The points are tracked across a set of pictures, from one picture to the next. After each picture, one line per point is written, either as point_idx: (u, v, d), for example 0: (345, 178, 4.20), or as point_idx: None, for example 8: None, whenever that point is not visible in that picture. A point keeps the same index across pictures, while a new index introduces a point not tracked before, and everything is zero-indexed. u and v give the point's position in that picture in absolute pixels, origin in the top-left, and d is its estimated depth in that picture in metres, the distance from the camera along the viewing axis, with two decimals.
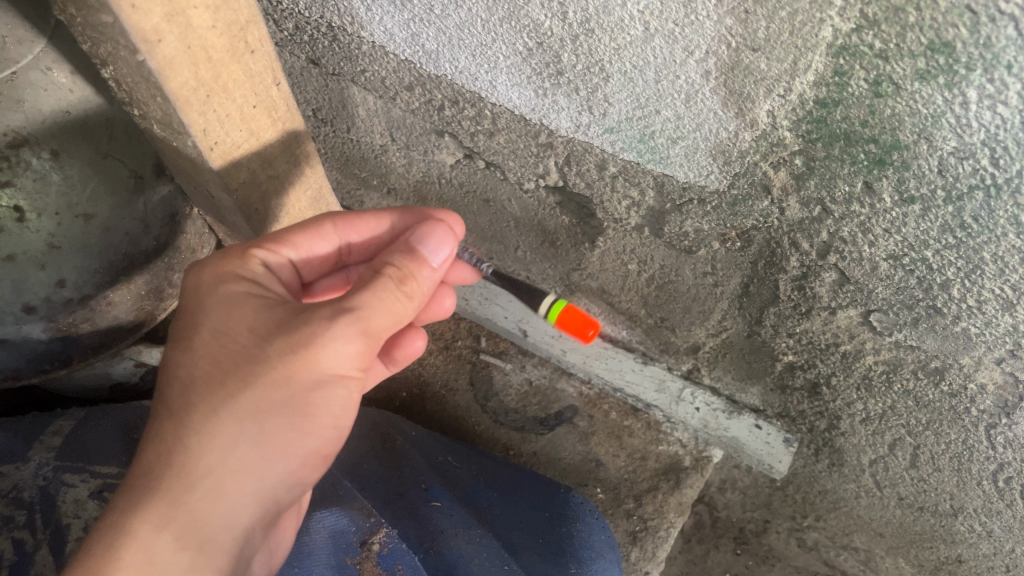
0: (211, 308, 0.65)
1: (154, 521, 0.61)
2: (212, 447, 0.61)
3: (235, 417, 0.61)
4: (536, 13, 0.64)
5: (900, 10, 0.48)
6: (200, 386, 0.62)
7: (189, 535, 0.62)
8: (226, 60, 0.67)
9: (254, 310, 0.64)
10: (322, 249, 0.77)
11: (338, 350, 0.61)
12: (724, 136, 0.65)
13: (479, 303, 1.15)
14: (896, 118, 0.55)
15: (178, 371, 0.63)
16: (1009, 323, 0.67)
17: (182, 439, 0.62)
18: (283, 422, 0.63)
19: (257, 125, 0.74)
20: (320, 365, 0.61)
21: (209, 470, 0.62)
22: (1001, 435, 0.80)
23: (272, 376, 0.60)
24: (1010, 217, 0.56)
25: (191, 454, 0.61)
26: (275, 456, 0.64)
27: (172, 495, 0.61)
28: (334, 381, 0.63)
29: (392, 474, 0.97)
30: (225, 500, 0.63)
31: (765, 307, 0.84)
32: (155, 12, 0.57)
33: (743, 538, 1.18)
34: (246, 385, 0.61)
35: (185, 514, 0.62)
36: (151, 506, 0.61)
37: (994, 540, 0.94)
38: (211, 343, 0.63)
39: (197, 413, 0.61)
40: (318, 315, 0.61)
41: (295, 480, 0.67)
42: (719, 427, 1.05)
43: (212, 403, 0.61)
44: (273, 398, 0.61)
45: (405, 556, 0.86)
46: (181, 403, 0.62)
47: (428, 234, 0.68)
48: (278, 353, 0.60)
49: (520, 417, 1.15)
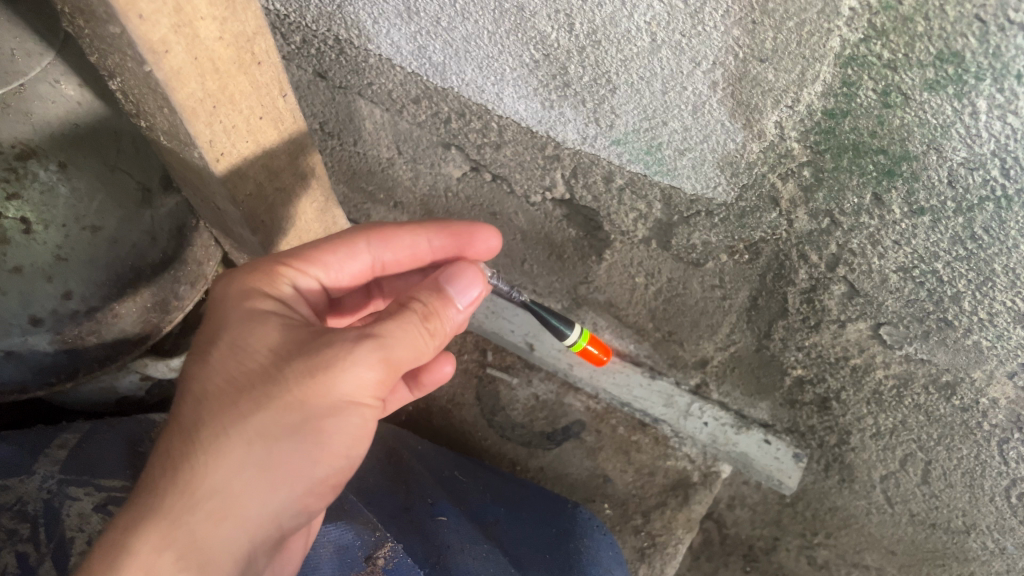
0: (232, 324, 0.64)
1: (153, 541, 0.60)
2: (221, 466, 0.60)
3: (244, 438, 0.60)
4: (542, 24, 0.64)
5: (909, 19, 0.48)
6: (213, 403, 0.61)
7: (189, 557, 0.61)
8: (232, 71, 0.66)
9: (274, 328, 0.64)
10: (353, 266, 0.76)
11: (357, 376, 0.60)
12: (732, 147, 0.65)
13: (486, 317, 1.13)
14: (905, 129, 0.55)
15: (193, 385, 0.63)
16: (1022, 336, 0.66)
17: (187, 457, 0.61)
18: (295, 445, 0.62)
19: (263, 136, 0.74)
20: (338, 390, 0.60)
21: (215, 489, 0.61)
22: (1013, 450, 0.79)
23: (287, 398, 0.60)
24: (1022, 228, 0.56)
25: (195, 473, 0.61)
26: (283, 480, 0.63)
27: (173, 514, 0.61)
28: (348, 408, 0.62)
29: (400, 489, 0.95)
30: (228, 523, 0.62)
31: (773, 320, 0.84)
32: (163, 23, 0.57)
33: (753, 556, 1.14)
34: (260, 404, 0.60)
35: (186, 534, 0.61)
36: (153, 525, 0.60)
37: (1007, 557, 0.93)
38: (229, 358, 0.62)
39: (208, 431, 0.61)
40: (339, 337, 0.61)
41: (301, 505, 0.66)
42: (729, 442, 1.03)
43: (225, 420, 0.60)
44: (287, 421, 0.60)
45: (409, 571, 0.83)
46: (192, 418, 0.61)
47: (460, 273, 0.68)
48: (295, 375, 0.60)
49: (526, 431, 1.13)
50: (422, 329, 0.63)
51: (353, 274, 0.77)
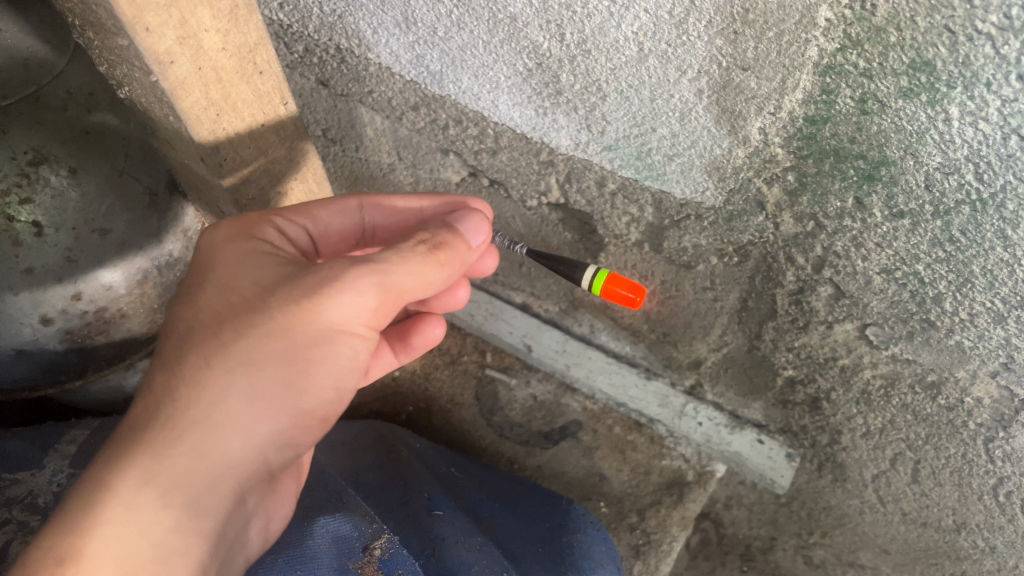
0: (221, 264, 0.64)
1: (135, 476, 0.57)
2: (206, 394, 0.59)
3: (228, 366, 0.59)
4: (534, 34, 0.66)
5: (882, 30, 0.50)
6: (199, 336, 0.60)
7: (173, 492, 0.58)
8: (235, 80, 0.67)
9: (260, 266, 0.64)
10: (340, 224, 0.76)
11: (346, 300, 0.59)
12: (718, 153, 0.67)
13: (486, 319, 1.16)
14: (883, 135, 0.57)
15: (180, 323, 0.62)
16: (1002, 336, 0.68)
17: (171, 389, 0.59)
18: (281, 376, 0.61)
19: (264, 142, 0.74)
20: (325, 316, 0.60)
21: (198, 419, 0.59)
22: (999, 449, 0.81)
23: (274, 323, 0.59)
24: (997, 231, 0.58)
25: (178, 404, 0.59)
26: (268, 412, 0.61)
27: (154, 447, 0.58)
28: (336, 338, 0.62)
29: (397, 483, 0.91)
30: (211, 456, 0.60)
31: (764, 321, 0.86)
32: (168, 34, 0.58)
33: (750, 555, 1.15)
34: (245, 333, 0.60)
35: (169, 468, 0.58)
36: (133, 459, 0.58)
37: (997, 556, 0.95)
38: (216, 295, 0.62)
39: (194, 362, 0.60)
40: (326, 266, 0.60)
41: (286, 444, 0.64)
42: (722, 442, 1.04)
43: (211, 349, 0.60)
44: (273, 348, 0.60)
45: (407, 561, 0.76)
46: (178, 352, 0.61)
47: (465, 219, 0.69)
48: (283, 300, 0.60)
49: (524, 431, 1.15)
50: (429, 258, 0.61)
51: (340, 232, 0.77)
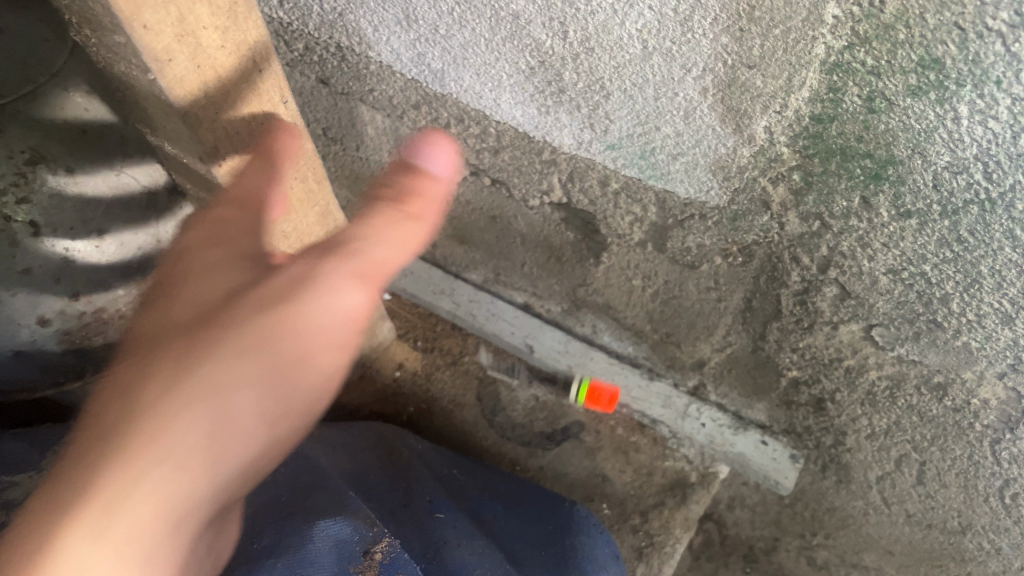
0: (181, 281, 0.55)
1: (82, 537, 0.47)
2: (151, 432, 0.48)
3: (183, 397, 0.49)
4: (537, 32, 0.65)
5: (890, 27, 0.49)
6: (153, 352, 0.50)
7: (132, 549, 0.48)
8: (234, 79, 0.58)
9: (229, 270, 0.55)
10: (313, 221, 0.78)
11: (334, 302, 0.53)
12: (723, 152, 0.66)
13: (486, 319, 1.13)
14: (890, 134, 0.56)
15: (136, 344, 0.53)
16: (1010, 337, 0.67)
17: (103, 429, 0.48)
18: (256, 396, 0.51)
19: (263, 142, 0.66)
20: (310, 320, 0.52)
21: (148, 464, 0.47)
22: (1005, 450, 0.80)
23: (241, 337, 0.50)
24: (1006, 231, 0.57)
25: (121, 447, 0.47)
26: (239, 438, 0.51)
27: (98, 503, 0.47)
28: (327, 346, 0.54)
29: (397, 484, 0.88)
30: (173, 501, 0.49)
31: (768, 321, 0.85)
32: (168, 33, 0.50)
33: (753, 556, 1.14)
34: (213, 351, 0.50)
35: (118, 525, 0.47)
36: (73, 520, 0.47)
37: (1003, 557, 0.94)
38: (183, 305, 0.53)
39: (133, 394, 0.48)
40: (304, 261, 0.54)
41: (277, 464, 0.56)
42: (726, 443, 1.04)
43: (159, 378, 0.49)
44: (247, 364, 0.50)
45: (408, 566, 0.72)
46: (118, 387, 0.49)
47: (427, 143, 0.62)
48: (252, 307, 0.51)
49: (527, 432, 1.14)
50: (398, 214, 0.57)
51: (310, 231, 0.79)
